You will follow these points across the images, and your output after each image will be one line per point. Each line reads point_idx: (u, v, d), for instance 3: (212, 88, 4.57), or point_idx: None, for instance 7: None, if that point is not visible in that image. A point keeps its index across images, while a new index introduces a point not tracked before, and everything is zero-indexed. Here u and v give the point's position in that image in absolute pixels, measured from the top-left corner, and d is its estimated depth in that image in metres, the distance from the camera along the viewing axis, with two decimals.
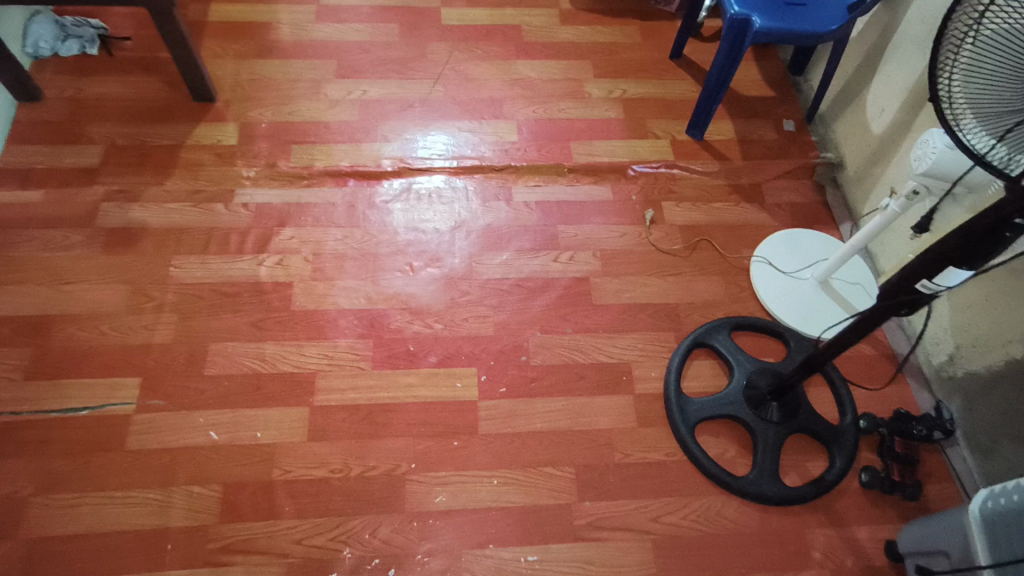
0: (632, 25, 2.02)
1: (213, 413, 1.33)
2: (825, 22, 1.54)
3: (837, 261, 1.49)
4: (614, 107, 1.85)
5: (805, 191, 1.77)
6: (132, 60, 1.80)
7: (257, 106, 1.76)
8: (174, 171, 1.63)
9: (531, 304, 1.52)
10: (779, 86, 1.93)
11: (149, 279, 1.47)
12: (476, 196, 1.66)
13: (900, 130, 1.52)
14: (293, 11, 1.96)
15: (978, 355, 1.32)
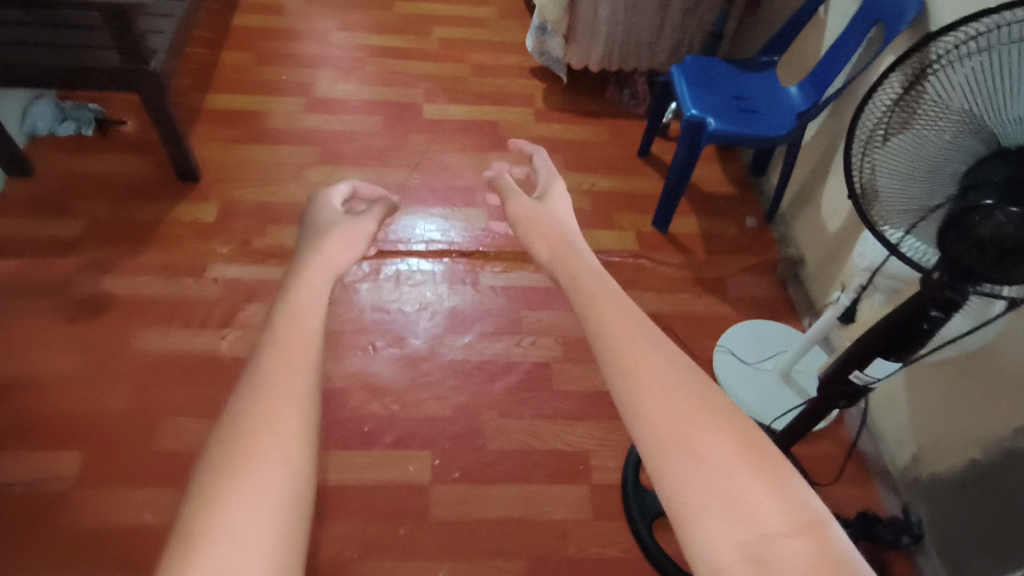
0: (602, 126, 2.15)
1: (153, 491, 1.29)
2: (776, 127, 1.65)
3: (796, 354, 1.50)
4: (582, 200, 1.93)
5: (765, 286, 1.82)
6: (126, 140, 1.89)
7: (240, 187, 1.84)
8: (150, 245, 1.67)
9: (491, 386, 1.52)
10: (740, 186, 2.03)
11: (110, 349, 1.47)
12: (443, 279, 1.70)
13: (852, 228, 1.59)
14: (284, 103, 2.09)
15: (939, 457, 1.31)
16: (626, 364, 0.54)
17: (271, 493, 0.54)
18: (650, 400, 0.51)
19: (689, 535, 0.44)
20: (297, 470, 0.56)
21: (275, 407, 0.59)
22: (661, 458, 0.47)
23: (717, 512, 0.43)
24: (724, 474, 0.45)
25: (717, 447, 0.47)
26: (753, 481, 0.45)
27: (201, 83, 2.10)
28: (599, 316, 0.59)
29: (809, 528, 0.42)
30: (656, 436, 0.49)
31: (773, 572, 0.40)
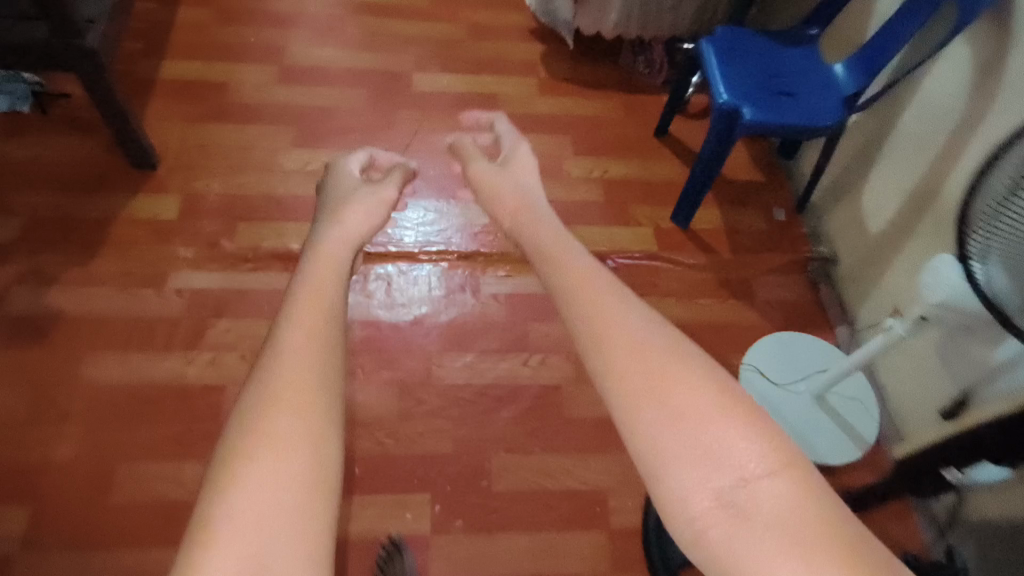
0: (615, 99, 1.92)
1: (114, 552, 1.13)
2: (820, 113, 1.44)
3: (834, 378, 1.35)
4: (594, 189, 1.72)
5: (794, 289, 1.65)
6: (68, 118, 1.62)
7: (204, 176, 1.60)
8: (101, 250, 1.44)
9: (496, 415, 1.36)
10: (767, 170, 1.82)
11: (57, 381, 1.27)
12: (440, 286, 1.51)
13: (901, 235, 1.41)
14: (253, 72, 1.82)
15: (993, 502, 1.18)
16: (606, 314, 0.57)
17: (276, 492, 0.47)
18: (629, 352, 0.53)
19: (671, 490, 0.47)
20: (322, 429, 0.52)
21: (307, 371, 0.55)
22: (634, 408, 0.50)
23: (693, 457, 0.47)
24: (698, 419, 0.49)
25: (694, 390, 0.50)
26: (733, 427, 0.48)
27: (156, 46, 1.81)
28: (570, 285, 0.61)
29: (786, 465, 0.47)
30: (633, 385, 0.51)
31: (752, 518, 0.44)
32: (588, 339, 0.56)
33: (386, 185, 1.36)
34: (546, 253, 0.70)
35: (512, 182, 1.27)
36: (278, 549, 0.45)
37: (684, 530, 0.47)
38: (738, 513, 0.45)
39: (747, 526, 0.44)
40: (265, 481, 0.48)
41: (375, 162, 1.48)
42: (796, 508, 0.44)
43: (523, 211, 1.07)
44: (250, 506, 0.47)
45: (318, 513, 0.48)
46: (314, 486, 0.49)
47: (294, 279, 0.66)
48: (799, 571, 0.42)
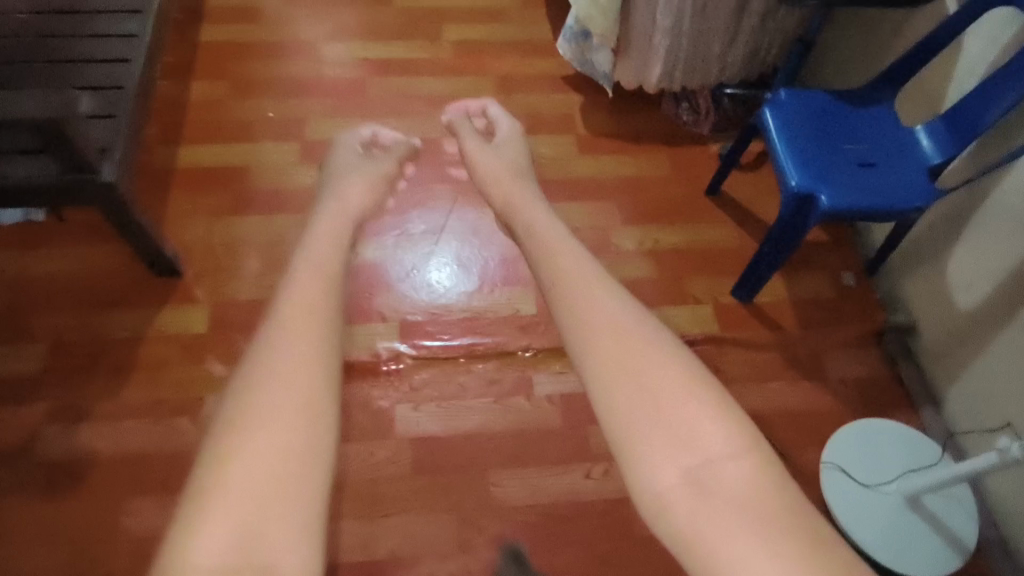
0: (660, 154, 1.78)
1: None
2: (904, 187, 1.30)
3: (933, 487, 1.23)
4: (646, 263, 1.60)
5: (871, 364, 1.52)
6: (84, 223, 1.53)
7: (232, 278, 1.50)
8: (131, 375, 1.36)
9: (562, 540, 1.26)
10: (830, 227, 1.69)
11: (98, 533, 1.20)
12: (491, 390, 1.41)
13: (998, 319, 1.28)
14: (274, 151, 1.71)
15: None
16: (638, 347, 0.72)
17: (282, 457, 0.57)
18: (645, 364, 0.70)
19: (645, 465, 0.65)
20: (323, 421, 0.61)
21: (304, 364, 0.63)
22: (624, 393, 0.69)
23: (665, 436, 0.65)
24: (676, 405, 0.68)
25: (692, 405, 0.67)
26: (711, 419, 0.66)
27: (171, 131, 1.71)
28: (594, 314, 0.76)
29: (747, 445, 0.66)
30: (635, 398, 0.68)
31: (712, 492, 0.62)
32: (579, 340, 0.75)
33: (387, 157, 1.49)
34: (556, 284, 0.82)
35: (500, 160, 1.44)
36: (299, 512, 0.55)
37: (654, 497, 0.64)
38: (703, 488, 0.63)
39: (707, 496, 0.62)
40: (263, 449, 0.57)
41: (382, 132, 1.61)
42: (754, 487, 0.62)
43: (514, 197, 1.24)
44: (248, 478, 0.55)
45: (307, 489, 0.57)
46: (300, 467, 0.57)
47: (292, 275, 0.74)
48: (757, 543, 0.58)
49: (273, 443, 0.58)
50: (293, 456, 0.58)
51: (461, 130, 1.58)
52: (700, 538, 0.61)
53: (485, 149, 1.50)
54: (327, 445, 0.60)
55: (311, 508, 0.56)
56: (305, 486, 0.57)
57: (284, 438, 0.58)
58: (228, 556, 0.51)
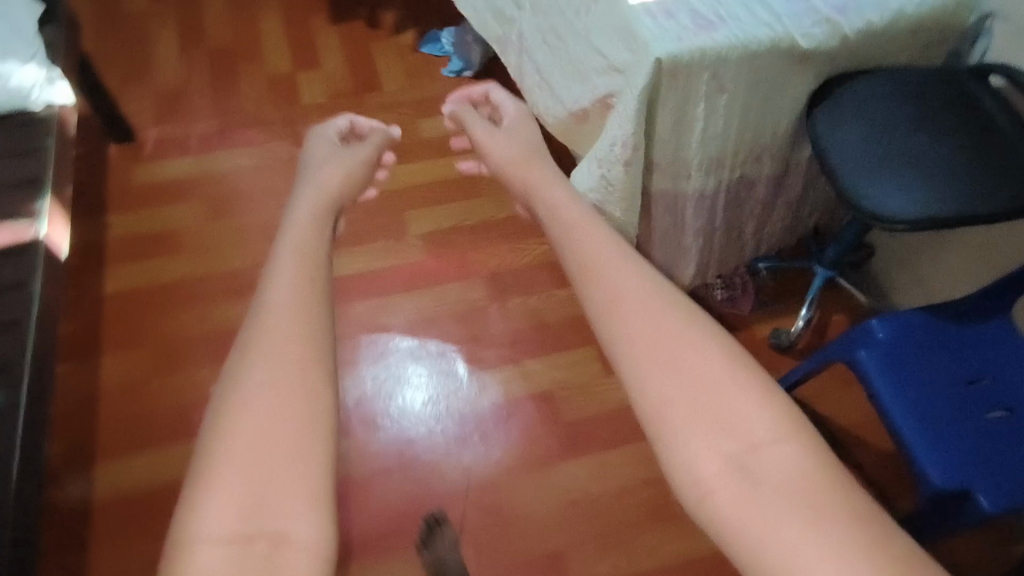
0: None
1: None
2: None
3: None
4: None
5: None
6: None
7: None
8: None
9: None
10: None
11: None
12: None
13: None
14: None
15: None
16: (616, 291, 0.47)
17: (277, 447, 0.39)
18: (640, 303, 0.45)
19: (681, 464, 0.39)
20: (306, 330, 0.45)
21: (295, 315, 0.45)
22: (645, 361, 0.42)
23: (695, 411, 0.40)
24: (724, 397, 0.41)
25: (695, 339, 0.43)
26: (737, 384, 0.41)
27: (79, 464, 1.28)
28: (580, 250, 0.51)
29: (763, 390, 0.41)
30: (641, 347, 0.43)
31: (759, 478, 0.37)
32: (598, 308, 0.46)
33: (362, 154, 0.82)
34: (552, 218, 0.59)
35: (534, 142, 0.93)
36: (275, 499, 0.38)
37: (692, 496, 0.39)
38: (750, 476, 0.38)
39: (755, 490, 0.37)
40: (263, 418, 0.40)
41: (361, 121, 0.97)
42: (813, 475, 0.38)
43: (522, 152, 0.88)
44: (244, 449, 0.39)
45: (313, 454, 0.40)
46: (301, 407, 0.41)
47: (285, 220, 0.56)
48: (828, 548, 0.34)
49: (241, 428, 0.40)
50: (277, 426, 0.40)
51: (481, 126, 0.99)
52: (738, 542, 0.37)
53: (527, 128, 1.00)
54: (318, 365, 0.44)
55: (323, 501, 0.39)
56: (314, 416, 0.41)
57: (259, 407, 0.41)
58: (239, 528, 0.37)
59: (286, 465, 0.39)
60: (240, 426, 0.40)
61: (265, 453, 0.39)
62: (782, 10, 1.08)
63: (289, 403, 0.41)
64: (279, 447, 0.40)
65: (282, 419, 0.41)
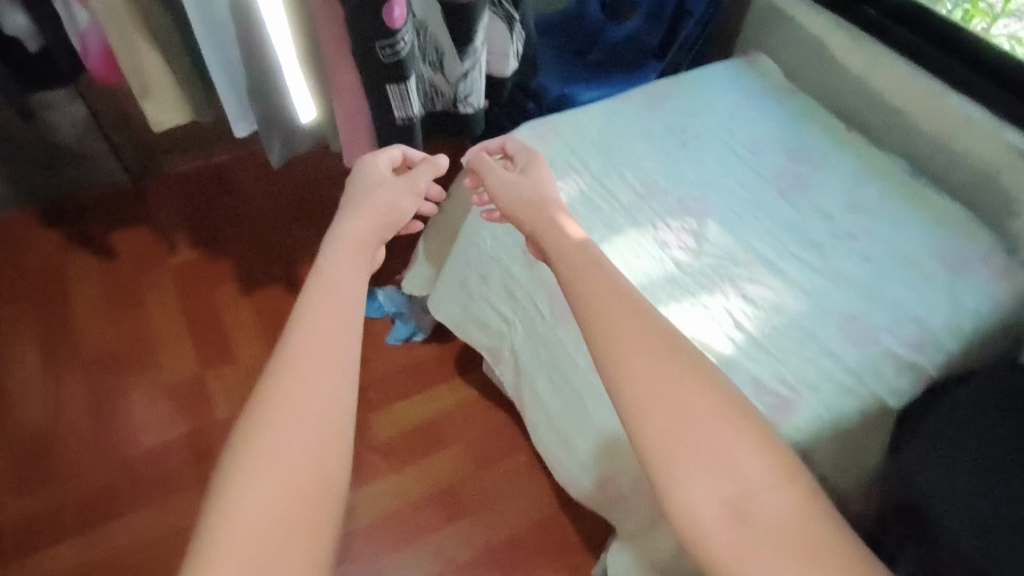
0: None
1: None
2: None
3: None
4: None
5: None
6: None
7: None
8: None
9: None
10: None
11: None
12: None
13: None
14: None
15: None
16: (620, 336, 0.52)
17: (300, 493, 0.43)
18: (638, 344, 0.51)
19: (685, 496, 0.45)
20: (346, 381, 0.50)
21: (329, 356, 0.51)
22: (652, 402, 0.47)
23: (697, 451, 0.45)
24: (718, 436, 0.46)
25: (695, 392, 0.48)
26: (736, 439, 0.46)
27: None
28: (596, 303, 0.55)
29: (753, 435, 0.47)
30: (657, 393, 0.48)
31: (757, 527, 0.43)
32: (607, 352, 0.51)
33: (426, 173, 0.84)
34: (575, 276, 0.60)
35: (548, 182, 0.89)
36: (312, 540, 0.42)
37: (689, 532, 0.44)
38: (752, 523, 0.43)
39: (753, 535, 0.42)
40: (297, 454, 0.45)
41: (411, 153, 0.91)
42: (805, 522, 0.43)
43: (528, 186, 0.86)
44: (283, 476, 0.44)
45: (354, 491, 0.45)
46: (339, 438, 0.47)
47: (323, 255, 0.63)
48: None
49: (270, 479, 0.43)
50: (287, 461, 0.44)
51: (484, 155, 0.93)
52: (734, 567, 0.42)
53: (543, 170, 0.92)
54: (353, 395, 0.50)
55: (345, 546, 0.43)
56: (351, 435, 0.47)
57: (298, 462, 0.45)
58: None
59: (328, 493, 0.44)
60: (273, 485, 0.43)
61: (305, 476, 0.44)
62: (853, 364, 0.87)
63: (318, 447, 0.45)
64: (319, 474, 0.44)
65: (323, 455, 0.45)
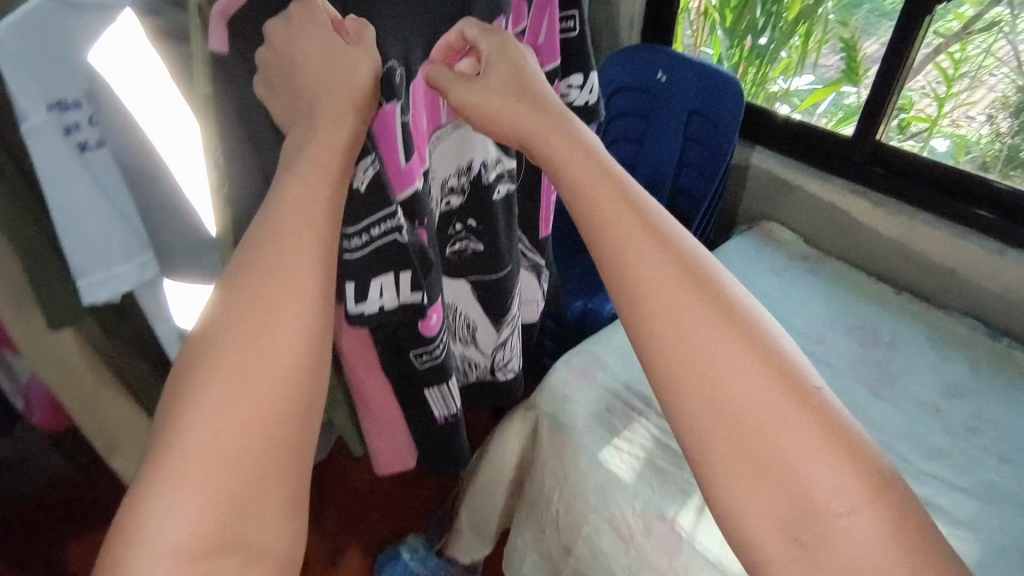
0: None
1: None
2: None
3: None
4: None
5: None
6: None
7: None
8: None
9: None
10: None
11: None
12: None
13: None
14: None
15: None
16: (646, 263, 0.38)
17: (226, 487, 0.33)
18: (651, 262, 0.38)
19: (729, 457, 0.34)
20: (309, 343, 0.36)
21: (256, 327, 0.35)
22: (697, 338, 0.36)
23: (747, 421, 0.34)
24: (772, 391, 0.34)
25: (750, 343, 0.35)
26: (798, 402, 0.34)
27: None
28: (607, 198, 0.40)
29: (799, 401, 0.34)
30: (708, 337, 0.35)
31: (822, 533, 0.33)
32: (630, 266, 0.38)
33: (318, 51, 0.48)
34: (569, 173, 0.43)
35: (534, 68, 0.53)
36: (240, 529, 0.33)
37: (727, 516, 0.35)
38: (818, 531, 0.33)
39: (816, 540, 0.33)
40: (190, 452, 0.32)
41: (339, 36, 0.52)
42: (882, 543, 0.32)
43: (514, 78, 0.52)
44: (204, 445, 0.33)
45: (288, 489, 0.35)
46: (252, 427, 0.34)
47: (275, 175, 0.42)
48: None
49: (186, 463, 0.32)
50: (209, 455, 0.33)
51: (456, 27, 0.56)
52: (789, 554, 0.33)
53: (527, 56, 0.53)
54: (306, 366, 0.36)
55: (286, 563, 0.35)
56: (291, 405, 0.35)
57: (211, 443, 0.33)
58: (203, 544, 0.32)
59: (265, 474, 0.34)
60: (191, 470, 0.32)
61: (198, 472, 0.32)
62: None
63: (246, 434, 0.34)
64: (212, 467, 0.33)
65: (245, 417, 0.34)
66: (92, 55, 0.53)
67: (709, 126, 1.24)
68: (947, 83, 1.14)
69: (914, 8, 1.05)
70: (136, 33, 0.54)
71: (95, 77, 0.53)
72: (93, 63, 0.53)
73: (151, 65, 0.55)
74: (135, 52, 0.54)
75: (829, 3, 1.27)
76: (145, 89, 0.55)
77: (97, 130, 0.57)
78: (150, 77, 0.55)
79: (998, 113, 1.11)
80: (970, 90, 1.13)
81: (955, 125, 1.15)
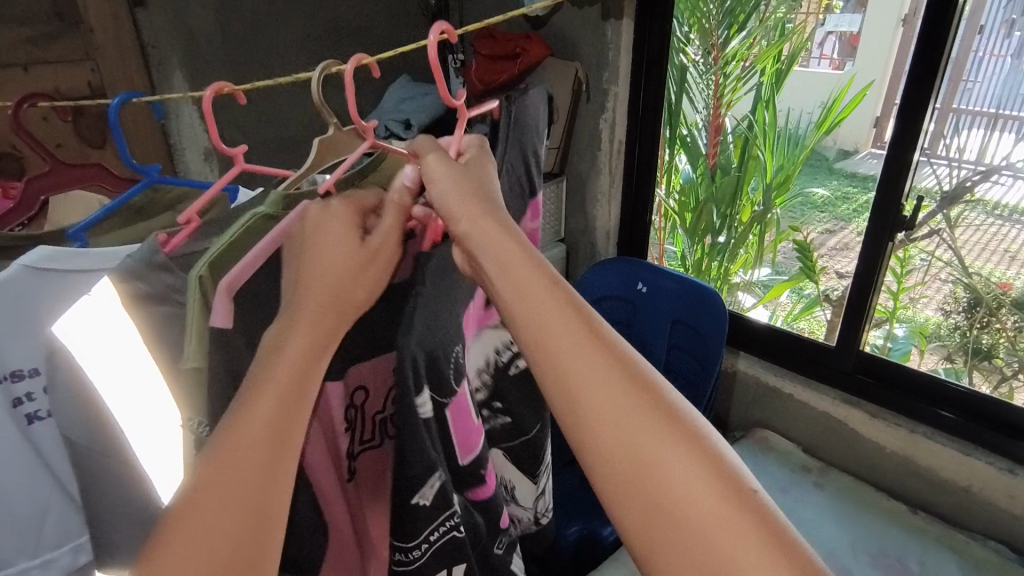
0: None
1: None
2: None
3: None
4: None
5: None
6: None
7: None
8: None
9: None
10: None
11: None
12: None
13: None
14: None
15: None
16: (575, 351, 0.41)
17: None
18: (579, 356, 0.41)
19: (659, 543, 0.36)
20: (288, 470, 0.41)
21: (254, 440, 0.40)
22: (623, 434, 0.38)
23: (672, 508, 0.36)
24: (694, 483, 0.36)
25: (675, 441, 0.38)
26: (723, 496, 0.36)
27: None
28: (546, 309, 0.42)
29: (725, 489, 0.36)
30: (635, 431, 0.38)
31: None
32: (562, 369, 0.41)
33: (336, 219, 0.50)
34: (507, 277, 0.45)
35: (490, 184, 0.52)
36: None
37: None
38: None
39: None
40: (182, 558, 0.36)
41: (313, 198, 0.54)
42: None
43: (462, 181, 0.50)
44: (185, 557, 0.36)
45: None
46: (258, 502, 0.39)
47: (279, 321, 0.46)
48: None
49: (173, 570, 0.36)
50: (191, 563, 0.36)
51: (426, 140, 0.54)
52: None
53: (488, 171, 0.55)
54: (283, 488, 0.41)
55: None
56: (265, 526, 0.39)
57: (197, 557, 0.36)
58: None
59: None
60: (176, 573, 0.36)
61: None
62: None
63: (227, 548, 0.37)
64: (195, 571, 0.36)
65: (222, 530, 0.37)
66: (56, 328, 0.48)
67: (693, 333, 1.25)
68: (897, 279, 1.20)
69: (879, 234, 1.12)
70: (111, 304, 0.51)
71: (56, 347, 0.48)
72: (56, 337, 0.48)
73: (123, 330, 0.52)
74: (106, 324, 0.51)
75: (776, 208, 1.35)
76: (112, 362, 0.52)
77: (43, 401, 0.59)
78: (119, 348, 0.52)
79: (952, 308, 1.17)
80: (921, 285, 1.19)
81: (911, 318, 1.21)
